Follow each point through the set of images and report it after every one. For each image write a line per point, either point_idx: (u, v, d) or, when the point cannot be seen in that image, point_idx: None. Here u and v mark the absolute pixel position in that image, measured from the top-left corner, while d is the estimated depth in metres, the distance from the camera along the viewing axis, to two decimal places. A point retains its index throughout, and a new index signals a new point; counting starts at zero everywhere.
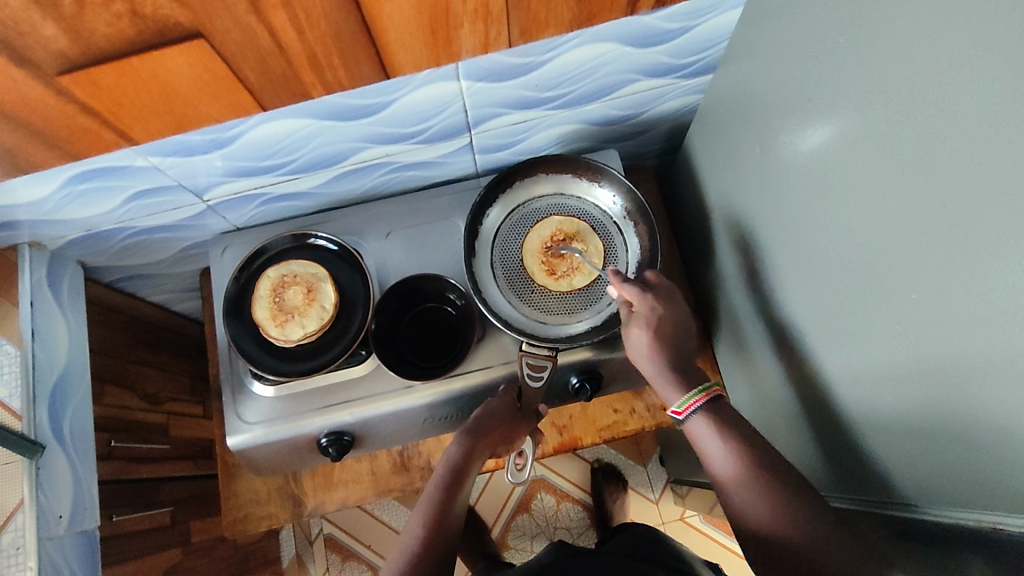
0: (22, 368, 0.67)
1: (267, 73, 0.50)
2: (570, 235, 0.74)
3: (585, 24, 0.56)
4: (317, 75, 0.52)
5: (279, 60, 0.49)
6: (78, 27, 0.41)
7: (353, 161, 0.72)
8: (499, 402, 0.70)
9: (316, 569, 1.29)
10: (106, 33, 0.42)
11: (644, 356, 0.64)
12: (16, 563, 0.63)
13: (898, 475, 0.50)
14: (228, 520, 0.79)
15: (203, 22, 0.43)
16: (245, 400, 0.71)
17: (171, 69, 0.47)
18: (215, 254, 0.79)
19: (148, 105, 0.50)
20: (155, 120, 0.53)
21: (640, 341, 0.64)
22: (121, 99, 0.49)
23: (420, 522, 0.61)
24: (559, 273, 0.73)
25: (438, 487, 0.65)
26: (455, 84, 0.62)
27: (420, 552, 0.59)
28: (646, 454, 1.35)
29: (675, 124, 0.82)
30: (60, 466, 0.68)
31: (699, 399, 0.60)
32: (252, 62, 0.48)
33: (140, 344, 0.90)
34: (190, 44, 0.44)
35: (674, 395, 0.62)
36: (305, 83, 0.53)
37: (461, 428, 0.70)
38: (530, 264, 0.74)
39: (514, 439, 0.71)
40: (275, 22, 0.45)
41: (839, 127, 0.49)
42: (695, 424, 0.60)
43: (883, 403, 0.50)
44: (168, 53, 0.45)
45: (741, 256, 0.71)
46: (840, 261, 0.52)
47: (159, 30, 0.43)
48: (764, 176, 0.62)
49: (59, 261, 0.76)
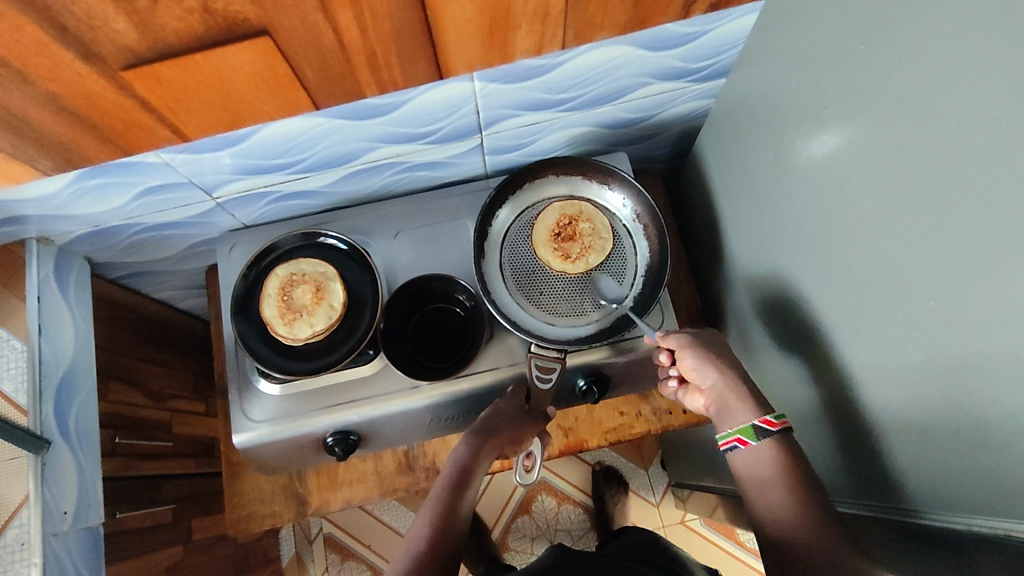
0: (29, 363, 0.67)
1: (326, 71, 0.51)
2: (575, 217, 0.74)
3: (637, 27, 0.59)
4: (373, 75, 0.53)
5: (338, 58, 0.50)
6: (148, 22, 0.42)
7: (363, 161, 0.72)
8: (507, 403, 0.70)
9: (316, 569, 1.29)
10: (175, 28, 0.43)
11: (721, 371, 0.63)
12: (20, 559, 0.62)
13: (908, 479, 0.50)
14: (232, 518, 0.79)
15: (269, 19, 0.44)
16: (252, 398, 0.71)
17: (232, 65, 0.47)
18: (223, 251, 0.79)
19: (205, 100, 0.51)
20: (209, 116, 0.53)
21: (711, 357, 0.64)
22: (180, 95, 0.50)
23: (426, 523, 0.61)
24: (574, 256, 0.73)
25: (445, 487, 0.65)
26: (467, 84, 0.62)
27: (427, 552, 0.59)
28: (648, 457, 1.35)
29: (684, 128, 0.82)
30: (65, 462, 0.68)
31: (778, 425, 0.58)
32: (313, 60, 0.49)
33: (145, 340, 0.89)
34: (255, 41, 0.45)
35: (750, 413, 0.60)
36: (360, 81, 0.54)
37: (469, 428, 0.70)
38: (545, 256, 0.73)
39: (521, 440, 0.71)
40: (340, 20, 0.45)
41: (854, 134, 0.49)
42: (761, 451, 0.58)
43: (895, 409, 0.50)
44: (230, 49, 0.45)
45: (751, 261, 0.72)
46: (852, 267, 0.52)
47: (227, 26, 0.43)
48: (776, 182, 0.62)
49: (66, 257, 0.75)
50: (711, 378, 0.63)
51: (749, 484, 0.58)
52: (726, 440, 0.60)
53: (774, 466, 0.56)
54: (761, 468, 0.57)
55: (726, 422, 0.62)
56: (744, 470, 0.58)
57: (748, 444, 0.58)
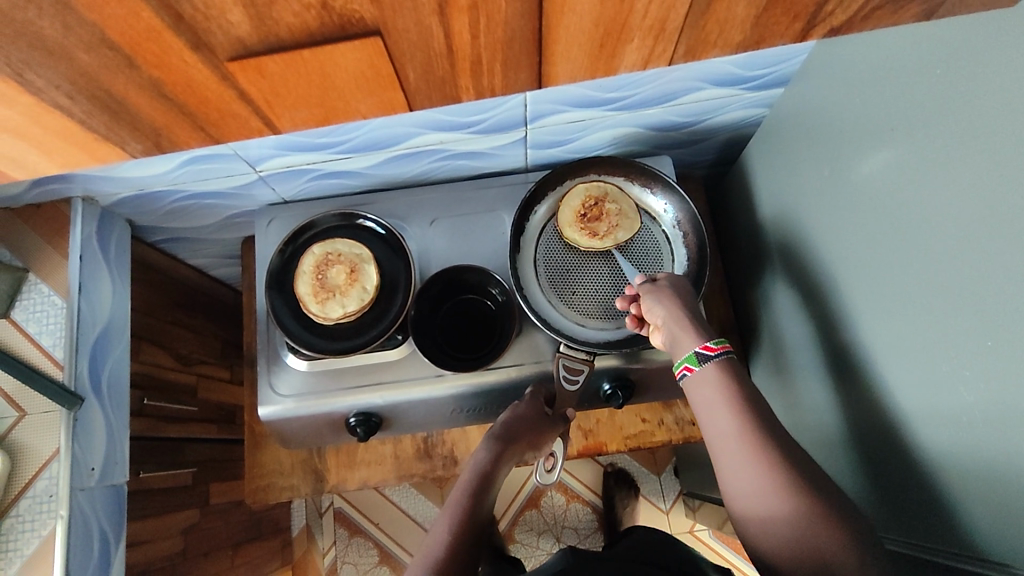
0: (67, 319, 0.68)
1: (428, 72, 0.40)
2: (600, 198, 0.72)
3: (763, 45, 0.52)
4: (473, 79, 0.42)
5: (442, 62, 0.39)
6: (265, 16, 0.33)
7: (407, 146, 0.71)
8: (528, 408, 0.70)
9: (325, 542, 1.30)
10: (289, 24, 0.34)
11: (669, 308, 0.61)
12: (48, 509, 0.64)
13: (942, 519, 0.49)
14: (252, 487, 0.80)
15: (385, 20, 0.35)
16: (280, 372, 0.72)
17: (338, 65, 0.38)
18: (261, 225, 0.79)
19: (303, 96, 0.41)
20: (301, 113, 0.43)
21: (666, 293, 0.63)
22: (280, 89, 0.40)
23: (446, 527, 0.59)
24: (602, 234, 0.71)
25: (465, 492, 0.64)
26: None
27: (451, 547, 0.57)
28: (662, 463, 1.34)
29: (733, 135, 0.81)
30: (96, 419, 0.69)
31: (718, 350, 0.57)
32: (417, 60, 0.39)
33: (177, 305, 0.91)
34: (365, 43, 0.36)
35: (693, 339, 0.59)
36: (458, 83, 0.42)
37: (490, 432, 0.69)
38: (573, 238, 0.71)
39: (539, 444, 0.72)
40: (455, 24, 0.36)
41: (916, 160, 0.47)
42: (706, 375, 0.56)
43: (937, 449, 0.49)
44: (339, 49, 0.37)
45: (794, 278, 0.70)
46: (905, 297, 0.51)
47: (341, 24, 0.35)
48: (830, 200, 0.61)
49: (109, 218, 0.76)
50: (658, 313, 0.62)
51: (715, 444, 0.54)
52: (677, 370, 0.60)
53: (755, 479, 0.50)
54: (722, 420, 0.53)
55: (675, 353, 0.61)
56: (708, 425, 0.55)
57: (693, 371, 0.58)
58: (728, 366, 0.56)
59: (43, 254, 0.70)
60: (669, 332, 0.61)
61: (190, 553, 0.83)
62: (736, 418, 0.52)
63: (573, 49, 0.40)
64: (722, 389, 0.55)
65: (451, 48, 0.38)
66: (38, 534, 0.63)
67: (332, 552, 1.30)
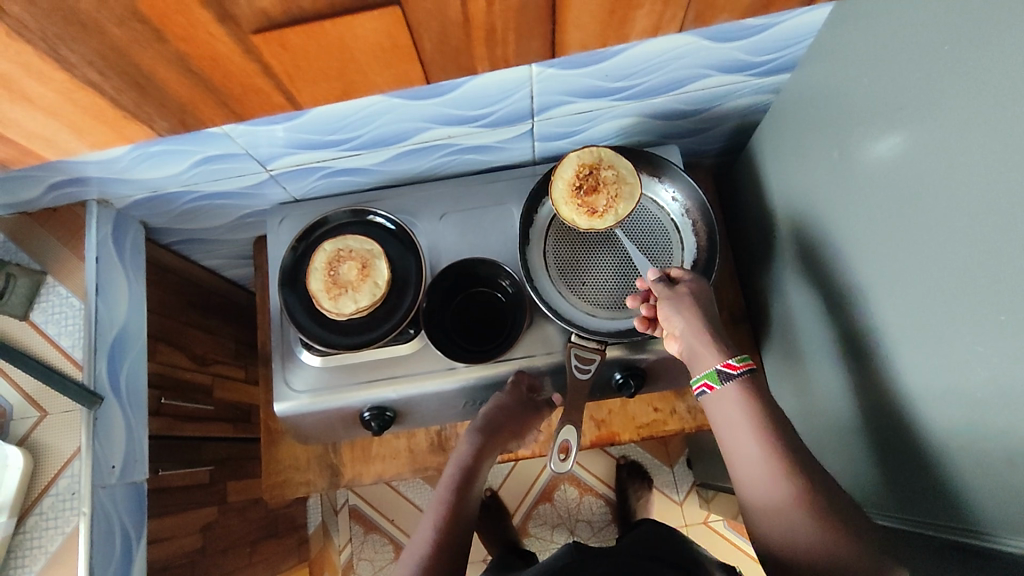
0: (85, 320, 0.69)
1: (443, 44, 0.49)
2: (595, 165, 0.69)
3: None
4: (487, 49, 0.51)
5: (459, 32, 0.48)
6: None
7: (415, 141, 0.72)
8: (510, 398, 0.72)
9: (341, 539, 1.32)
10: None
11: (688, 319, 0.61)
12: (71, 507, 0.65)
13: (951, 499, 0.49)
14: (268, 483, 0.81)
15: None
16: (294, 368, 0.73)
17: (356, 34, 0.46)
18: (273, 223, 0.80)
19: (323, 68, 0.50)
20: (323, 85, 0.52)
21: (684, 301, 0.62)
22: (301, 61, 0.48)
23: (431, 526, 0.64)
24: (601, 209, 0.68)
25: (451, 486, 0.69)
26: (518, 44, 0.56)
27: (440, 540, 0.63)
28: (674, 455, 1.33)
29: (742, 122, 0.80)
30: (115, 419, 0.71)
31: (741, 367, 0.57)
32: (434, 33, 0.47)
33: (192, 306, 0.92)
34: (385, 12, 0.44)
35: (715, 357, 0.59)
36: (474, 56, 0.52)
37: (474, 423, 0.74)
38: (571, 215, 0.69)
39: (523, 432, 0.76)
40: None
41: (926, 141, 0.47)
42: (728, 394, 0.57)
43: (949, 427, 0.49)
44: (359, 19, 0.44)
45: (806, 263, 0.70)
46: (918, 276, 0.50)
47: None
48: (840, 183, 0.60)
49: (123, 220, 0.77)
50: (677, 324, 0.61)
51: (738, 464, 0.55)
52: (696, 386, 0.60)
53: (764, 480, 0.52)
54: (745, 441, 0.54)
55: (694, 367, 0.61)
56: (730, 445, 0.55)
57: (714, 389, 0.58)
58: (751, 385, 0.56)
59: (61, 257, 0.71)
60: (682, 343, 0.62)
61: (209, 550, 0.84)
62: (764, 441, 0.53)
63: (583, 17, 0.50)
64: (748, 410, 0.55)
65: (468, 19, 0.47)
66: (62, 531, 0.64)
67: (348, 549, 1.31)
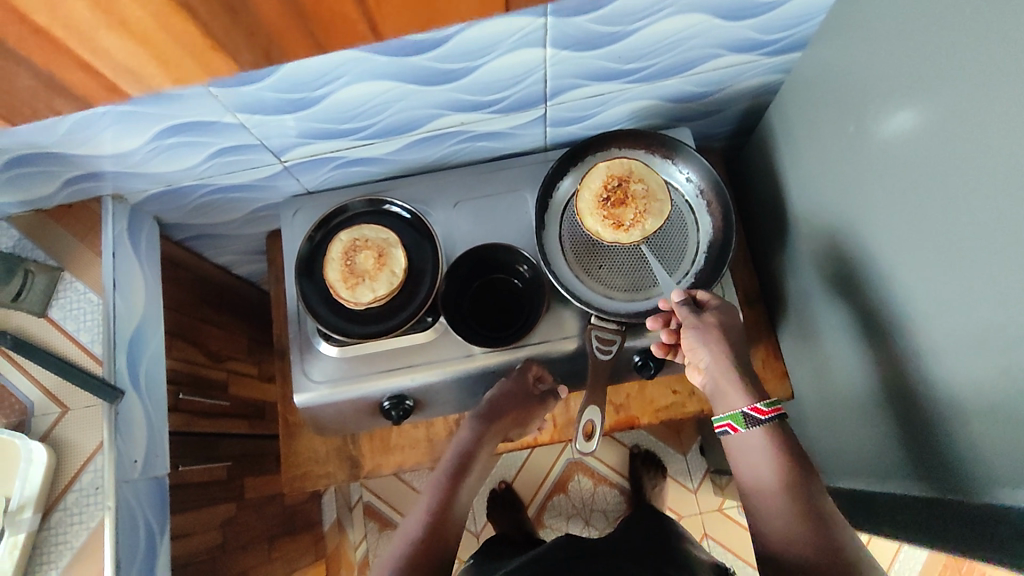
0: (103, 316, 0.69)
1: None
2: (626, 176, 0.70)
3: None
4: None
5: None
6: None
7: (428, 129, 0.72)
8: (511, 383, 0.72)
9: (356, 535, 1.32)
10: None
11: (716, 354, 0.63)
12: (95, 501, 0.65)
13: (978, 465, 0.50)
14: (288, 477, 0.81)
15: None
16: (312, 359, 0.73)
17: None
18: (287, 216, 0.81)
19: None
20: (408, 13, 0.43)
21: (713, 335, 0.63)
22: None
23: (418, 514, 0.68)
24: (628, 222, 0.68)
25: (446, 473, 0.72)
26: (534, 23, 0.57)
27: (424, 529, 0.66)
28: (687, 442, 1.33)
29: (752, 104, 0.81)
30: (136, 413, 0.70)
31: (769, 413, 0.59)
32: None
33: (205, 303, 0.91)
34: None
35: (743, 399, 0.60)
36: None
37: (477, 409, 0.75)
38: (596, 227, 0.69)
39: (526, 421, 0.76)
40: None
41: (939, 110, 0.48)
42: (751, 436, 0.59)
43: (973, 393, 0.49)
44: None
45: (821, 240, 0.70)
46: (937, 244, 0.51)
47: None
48: (854, 157, 0.61)
49: (138, 216, 0.77)
50: (704, 358, 0.64)
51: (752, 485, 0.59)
52: (719, 424, 0.62)
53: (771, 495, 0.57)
54: (758, 466, 0.58)
55: (719, 405, 0.63)
56: (747, 481, 0.59)
57: (738, 430, 0.60)
58: (776, 430, 0.59)
59: (77, 252, 0.71)
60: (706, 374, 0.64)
61: (229, 547, 0.84)
62: (779, 481, 0.56)
63: None
64: (772, 455, 0.58)
65: None
66: (86, 525, 0.64)
67: (363, 545, 1.31)
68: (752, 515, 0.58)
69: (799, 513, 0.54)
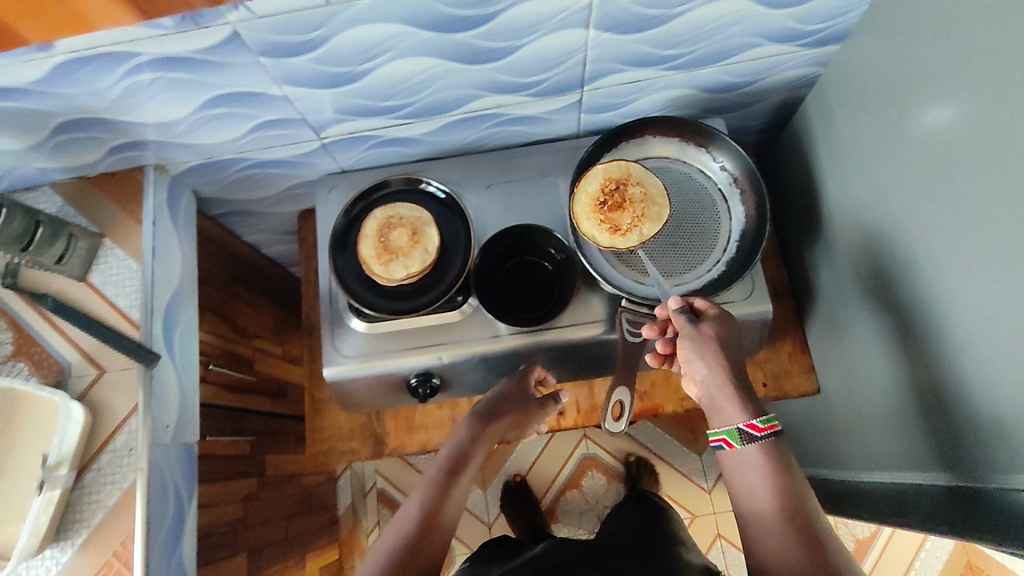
0: (141, 282, 0.70)
1: None
2: (624, 180, 0.70)
3: None
4: None
5: None
6: None
7: (465, 109, 0.73)
8: (515, 386, 0.75)
9: (369, 522, 1.32)
10: None
11: (710, 364, 0.60)
12: (128, 462, 0.66)
13: (1009, 453, 0.49)
14: (312, 452, 0.82)
15: None
16: (343, 333, 0.74)
17: None
18: (323, 193, 0.82)
19: None
20: None
21: (708, 345, 0.61)
22: None
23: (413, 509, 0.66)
24: (625, 227, 0.68)
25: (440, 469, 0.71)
26: (579, 2, 0.58)
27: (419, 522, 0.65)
28: (703, 442, 1.32)
29: (787, 96, 0.81)
30: (168, 380, 0.72)
31: (765, 430, 0.56)
32: None
33: (235, 279, 0.93)
34: None
35: (740, 415, 0.57)
36: None
37: (473, 411, 0.76)
38: (592, 232, 0.68)
39: (523, 423, 0.78)
40: None
41: (979, 95, 0.48)
42: (750, 455, 0.56)
43: (1005, 381, 0.49)
44: None
45: (853, 231, 0.70)
46: (972, 232, 0.51)
47: None
48: (890, 148, 0.61)
49: (177, 187, 0.78)
50: (699, 368, 0.61)
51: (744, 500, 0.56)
52: (713, 438, 0.59)
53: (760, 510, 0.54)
54: (754, 480, 0.55)
55: (714, 419, 0.60)
56: (742, 498, 0.56)
57: (732, 446, 0.57)
58: (773, 447, 0.56)
59: (118, 220, 0.73)
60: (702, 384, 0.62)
61: (249, 521, 0.85)
62: (776, 502, 0.54)
63: None
64: (768, 477, 0.55)
65: None
66: (119, 485, 0.65)
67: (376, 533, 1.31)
68: (746, 539, 0.55)
69: (798, 537, 0.51)
